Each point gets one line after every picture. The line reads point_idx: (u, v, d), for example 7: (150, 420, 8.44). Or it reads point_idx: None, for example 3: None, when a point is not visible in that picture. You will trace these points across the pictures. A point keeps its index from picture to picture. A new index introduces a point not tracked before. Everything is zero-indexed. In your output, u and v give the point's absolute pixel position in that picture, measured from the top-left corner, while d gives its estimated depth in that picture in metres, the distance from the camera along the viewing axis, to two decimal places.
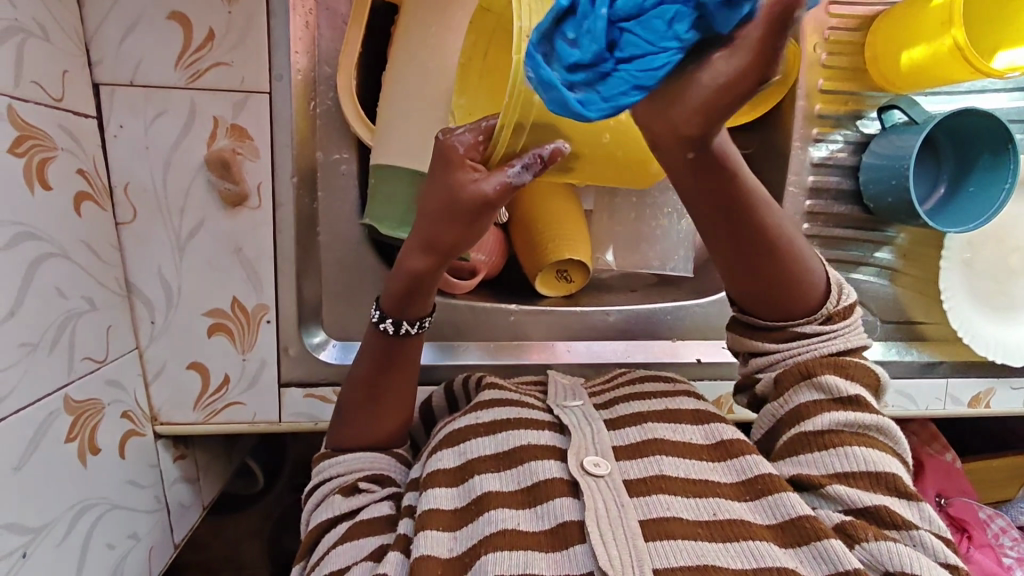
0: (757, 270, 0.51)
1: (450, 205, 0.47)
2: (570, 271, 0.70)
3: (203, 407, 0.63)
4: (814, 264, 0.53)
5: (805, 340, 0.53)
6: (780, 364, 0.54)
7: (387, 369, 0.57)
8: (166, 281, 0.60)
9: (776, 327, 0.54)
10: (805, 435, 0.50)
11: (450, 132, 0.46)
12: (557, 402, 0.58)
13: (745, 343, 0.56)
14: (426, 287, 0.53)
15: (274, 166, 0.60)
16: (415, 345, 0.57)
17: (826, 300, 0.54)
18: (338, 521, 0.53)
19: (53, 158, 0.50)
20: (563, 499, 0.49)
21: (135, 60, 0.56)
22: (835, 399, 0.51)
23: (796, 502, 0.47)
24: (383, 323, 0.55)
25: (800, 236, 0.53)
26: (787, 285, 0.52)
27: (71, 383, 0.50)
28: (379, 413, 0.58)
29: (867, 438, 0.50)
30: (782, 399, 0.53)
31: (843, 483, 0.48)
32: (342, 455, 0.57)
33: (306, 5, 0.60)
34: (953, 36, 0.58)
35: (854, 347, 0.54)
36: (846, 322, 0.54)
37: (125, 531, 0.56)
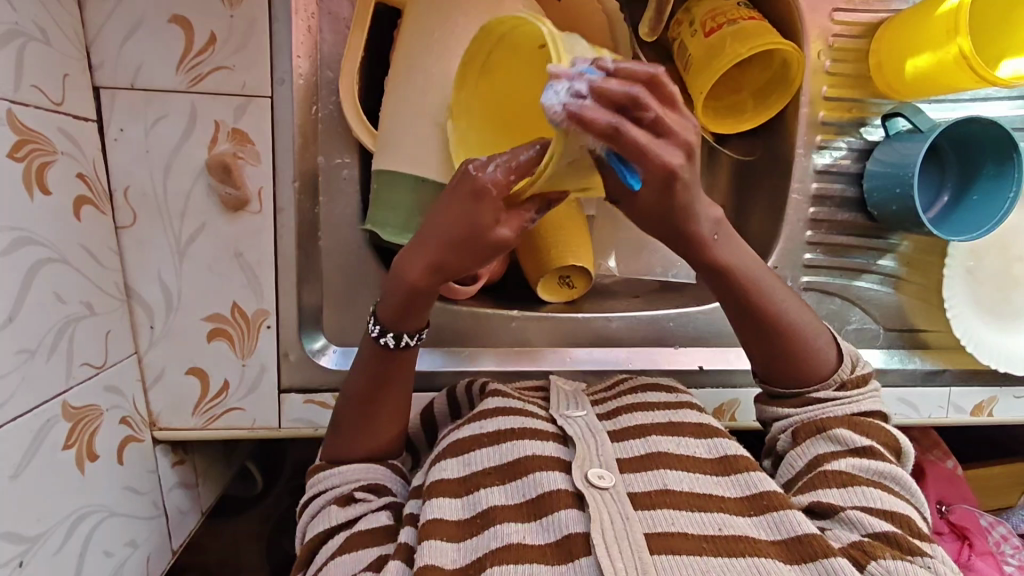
0: (764, 341, 0.56)
1: (467, 239, 0.46)
2: (573, 278, 0.70)
3: (202, 412, 0.62)
4: (823, 336, 0.57)
5: (819, 403, 0.56)
6: (798, 421, 0.56)
7: (379, 381, 0.56)
8: (165, 286, 0.60)
9: (789, 395, 0.57)
10: (824, 474, 0.52)
11: (480, 164, 0.45)
12: (561, 411, 0.58)
13: (766, 412, 0.59)
14: (426, 305, 0.52)
15: (276, 171, 0.59)
16: (409, 360, 0.57)
17: (839, 368, 0.57)
18: (334, 533, 0.53)
19: (53, 162, 0.49)
20: (567, 511, 0.48)
21: (136, 63, 0.55)
22: (851, 449, 0.53)
23: (801, 521, 0.47)
24: (383, 337, 0.54)
25: (812, 315, 0.58)
26: (797, 352, 0.56)
27: (69, 389, 0.50)
28: (373, 422, 0.57)
29: (882, 485, 0.51)
30: (796, 450, 0.55)
31: (861, 512, 0.49)
32: (339, 467, 0.57)
33: (308, 9, 0.60)
34: (959, 43, 0.58)
35: (869, 412, 0.56)
36: (861, 390, 0.57)
37: (123, 538, 0.56)
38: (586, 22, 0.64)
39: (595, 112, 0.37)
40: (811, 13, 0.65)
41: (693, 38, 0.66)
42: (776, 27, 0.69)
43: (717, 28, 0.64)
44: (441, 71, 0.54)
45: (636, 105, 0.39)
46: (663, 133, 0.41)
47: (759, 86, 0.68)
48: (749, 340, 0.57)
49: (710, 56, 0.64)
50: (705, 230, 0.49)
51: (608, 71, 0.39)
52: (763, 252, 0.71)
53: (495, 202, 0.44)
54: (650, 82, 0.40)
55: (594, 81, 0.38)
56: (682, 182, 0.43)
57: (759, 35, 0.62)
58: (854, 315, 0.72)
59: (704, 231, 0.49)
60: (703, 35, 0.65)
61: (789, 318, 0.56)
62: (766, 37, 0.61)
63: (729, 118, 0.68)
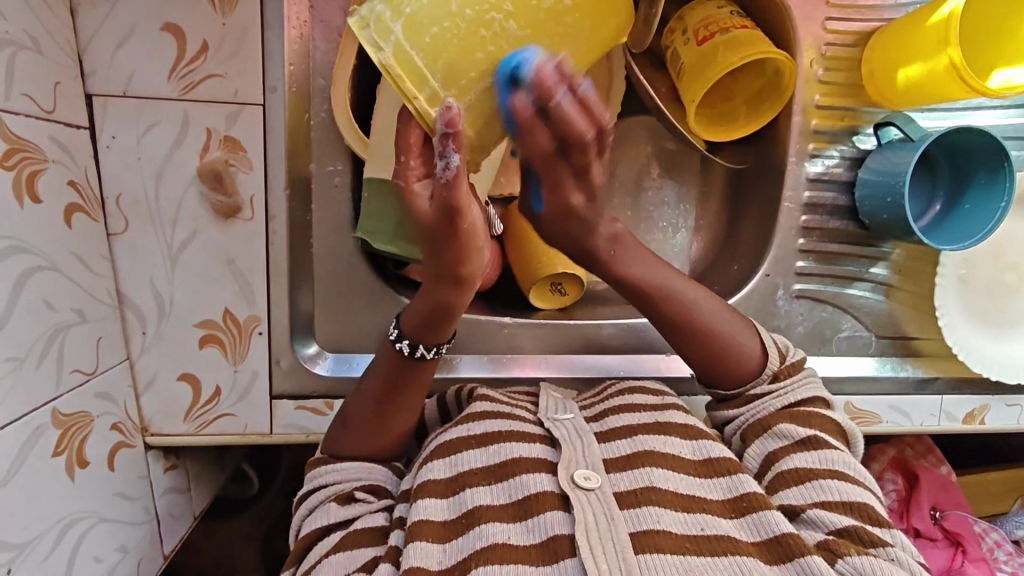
0: (684, 340, 0.59)
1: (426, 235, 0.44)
2: (565, 285, 0.70)
3: (194, 417, 0.63)
4: (743, 333, 0.59)
5: (761, 399, 0.57)
6: (743, 424, 0.57)
7: (398, 387, 0.56)
8: (157, 292, 0.60)
9: (731, 395, 0.59)
10: (781, 474, 0.52)
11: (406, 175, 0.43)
12: (548, 415, 0.57)
13: (716, 417, 0.60)
14: (455, 313, 0.52)
15: (268, 178, 0.59)
16: (428, 369, 0.57)
17: (767, 362, 0.58)
18: (332, 530, 0.53)
19: (43, 170, 0.49)
20: (552, 513, 0.49)
21: (128, 71, 0.56)
22: (796, 442, 0.53)
23: (780, 520, 0.48)
24: (399, 344, 0.55)
25: (728, 308, 0.59)
26: (717, 351, 0.58)
27: (59, 397, 0.50)
28: (382, 424, 0.57)
29: (836, 472, 0.51)
30: (750, 451, 0.55)
31: (821, 508, 0.49)
32: (337, 463, 0.57)
33: (300, 16, 0.60)
34: (949, 54, 0.58)
35: (805, 401, 0.57)
36: (794, 378, 0.58)
37: (113, 543, 0.56)
38: None
39: (540, 130, 0.40)
40: (803, 22, 0.66)
41: (686, 47, 0.66)
42: (769, 35, 0.69)
43: (709, 36, 0.64)
44: None
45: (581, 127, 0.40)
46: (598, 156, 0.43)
47: (752, 93, 0.68)
48: (674, 338, 0.59)
49: (702, 64, 0.64)
50: (608, 255, 0.55)
51: (569, 108, 0.39)
52: (755, 260, 0.71)
53: (418, 179, 0.43)
54: (599, 135, 0.41)
55: (562, 109, 0.38)
56: (578, 216, 0.50)
57: (752, 43, 0.62)
58: (846, 322, 0.72)
59: (613, 257, 0.56)
60: (696, 44, 0.65)
61: (699, 315, 0.58)
62: (759, 46, 0.61)
63: (722, 125, 0.68)
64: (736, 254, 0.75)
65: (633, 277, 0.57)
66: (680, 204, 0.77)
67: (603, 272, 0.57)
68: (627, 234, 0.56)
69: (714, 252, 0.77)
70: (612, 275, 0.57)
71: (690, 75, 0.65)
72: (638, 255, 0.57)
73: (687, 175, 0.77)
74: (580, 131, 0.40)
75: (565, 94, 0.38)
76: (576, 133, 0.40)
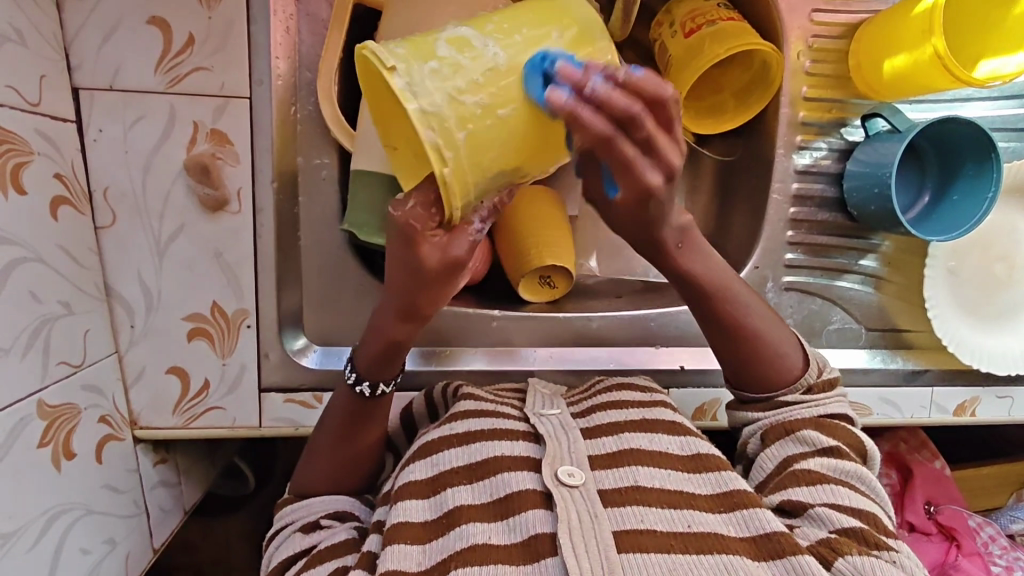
0: (729, 348, 0.57)
1: (418, 276, 0.44)
2: (554, 278, 0.70)
3: (183, 411, 0.63)
4: (789, 345, 0.57)
5: (790, 407, 0.56)
6: (766, 423, 0.56)
7: (357, 422, 0.57)
8: (145, 286, 0.60)
9: (764, 398, 0.57)
10: (795, 472, 0.52)
11: (402, 206, 0.42)
12: (535, 410, 0.58)
13: (736, 416, 0.59)
14: (404, 352, 0.53)
15: (255, 172, 0.60)
16: (386, 404, 0.57)
17: (806, 373, 0.57)
18: (296, 560, 0.54)
19: (29, 162, 0.50)
20: (535, 512, 0.49)
21: (114, 64, 0.56)
22: (818, 450, 0.53)
23: (770, 518, 0.48)
24: (359, 386, 0.55)
25: (781, 325, 0.58)
26: (760, 360, 0.56)
27: (45, 388, 0.50)
28: (345, 460, 0.58)
29: (851, 486, 0.51)
30: (767, 452, 0.55)
31: (830, 508, 0.49)
32: (308, 498, 0.58)
33: (287, 11, 0.60)
34: (934, 44, 0.58)
35: (835, 415, 0.56)
36: (827, 394, 0.57)
37: (101, 536, 0.56)
38: None
39: (593, 118, 0.37)
40: (789, 14, 0.66)
41: (673, 39, 0.66)
42: (756, 27, 0.69)
43: (696, 29, 0.64)
44: None
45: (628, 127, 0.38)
46: (651, 152, 0.40)
47: (740, 86, 0.68)
48: (718, 346, 0.58)
49: (689, 56, 0.64)
50: (674, 248, 0.51)
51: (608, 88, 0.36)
52: (744, 254, 0.72)
53: (432, 233, 0.42)
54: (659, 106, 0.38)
55: (599, 91, 0.36)
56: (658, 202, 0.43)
57: (738, 35, 0.62)
58: (835, 315, 0.72)
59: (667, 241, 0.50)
60: (683, 35, 0.65)
61: (753, 325, 0.56)
62: (746, 37, 0.61)
63: (709, 118, 0.68)
64: (726, 247, 0.75)
65: (698, 274, 0.54)
66: None
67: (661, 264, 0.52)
68: (694, 233, 0.53)
69: None
70: (674, 271, 0.53)
71: (677, 66, 0.65)
72: (703, 255, 0.54)
73: None
74: (629, 108, 0.37)
75: (595, 81, 0.36)
76: (622, 108, 0.37)
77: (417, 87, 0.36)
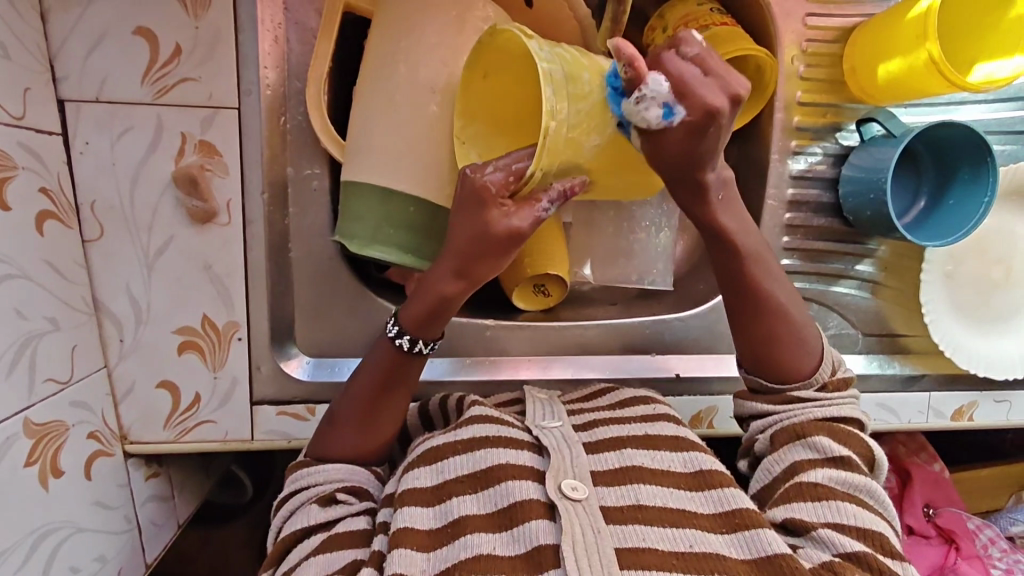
0: (750, 330, 0.57)
1: (480, 240, 0.50)
2: (548, 287, 0.69)
3: (174, 425, 0.62)
4: (810, 329, 0.58)
5: (801, 404, 0.56)
6: (776, 424, 0.56)
7: (391, 383, 0.57)
8: (134, 299, 0.59)
9: (777, 389, 0.57)
10: (801, 484, 0.51)
11: (478, 168, 0.50)
12: (536, 422, 0.57)
13: (744, 406, 0.59)
14: (451, 310, 0.54)
15: (245, 183, 0.59)
16: (418, 366, 0.58)
17: (819, 368, 0.57)
18: (313, 531, 0.53)
19: (13, 177, 0.49)
20: (539, 522, 0.48)
21: (100, 76, 0.55)
22: (827, 458, 0.52)
23: (772, 539, 0.47)
24: (399, 339, 0.56)
25: (802, 307, 0.59)
26: (782, 339, 0.56)
27: (31, 406, 0.50)
28: (371, 428, 0.57)
29: (859, 500, 0.50)
30: (775, 455, 0.54)
31: (834, 528, 0.49)
32: (324, 465, 0.56)
33: (275, 19, 0.59)
34: (929, 48, 0.57)
35: (844, 419, 0.55)
36: (841, 391, 0.57)
37: (92, 553, 0.56)
38: (555, 30, 0.63)
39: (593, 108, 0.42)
40: (783, 19, 0.65)
41: None
42: (750, 32, 0.68)
43: None
44: (408, 82, 0.54)
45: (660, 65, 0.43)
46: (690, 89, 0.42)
47: None
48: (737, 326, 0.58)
49: None
50: (715, 199, 0.51)
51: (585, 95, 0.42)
52: None
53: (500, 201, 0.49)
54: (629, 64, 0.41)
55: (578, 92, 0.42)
56: (717, 126, 0.43)
57: (733, 40, 0.61)
58: (832, 320, 0.71)
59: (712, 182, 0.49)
60: None
61: (778, 302, 0.57)
62: (740, 42, 0.61)
63: None
64: None
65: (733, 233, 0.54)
66: None
67: (701, 213, 0.52)
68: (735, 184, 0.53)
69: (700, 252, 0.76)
70: (709, 221, 0.52)
71: None
72: (736, 209, 0.54)
73: None
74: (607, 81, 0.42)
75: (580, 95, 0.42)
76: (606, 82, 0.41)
77: (544, 53, 0.46)
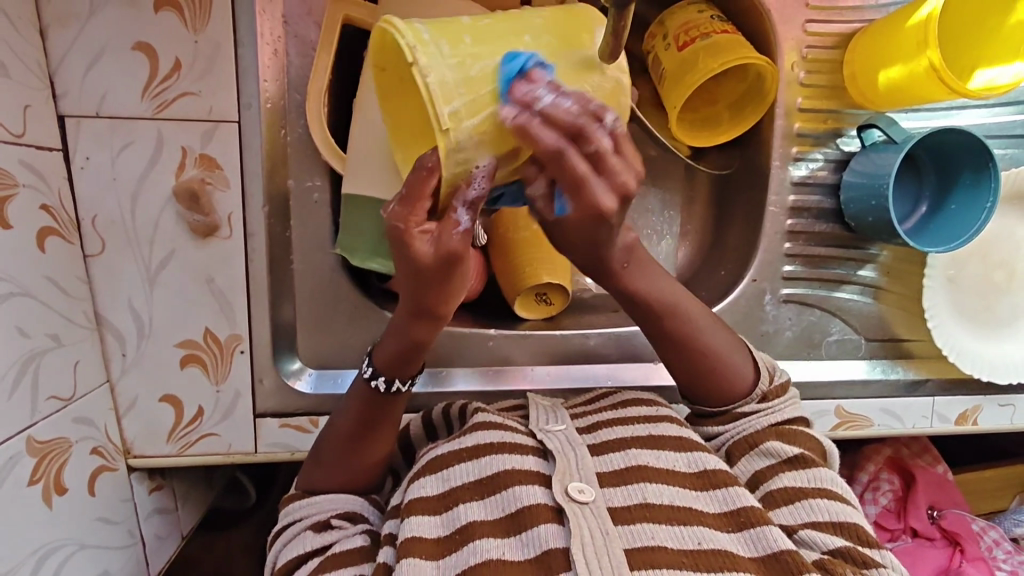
0: (677, 359, 0.57)
1: (418, 277, 0.45)
2: (550, 295, 0.70)
3: (177, 438, 0.62)
4: (740, 357, 0.57)
5: (747, 418, 0.56)
6: (728, 440, 0.56)
7: (371, 424, 0.56)
8: (136, 314, 0.59)
9: (719, 411, 0.57)
10: (768, 494, 0.52)
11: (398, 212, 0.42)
12: (539, 427, 0.57)
13: (696, 430, 0.59)
14: (425, 350, 0.53)
15: (246, 196, 0.59)
16: (399, 404, 0.57)
17: (758, 382, 0.57)
18: (305, 560, 0.53)
19: (14, 195, 0.49)
20: (548, 526, 0.48)
21: (100, 91, 0.55)
22: (784, 460, 0.53)
23: (778, 537, 0.47)
24: (375, 380, 0.55)
25: (724, 329, 0.58)
26: (703, 370, 0.57)
27: (35, 424, 0.49)
28: (354, 460, 0.57)
29: (828, 493, 0.50)
30: (738, 468, 0.55)
31: (812, 528, 0.49)
32: (316, 497, 0.56)
33: (274, 32, 0.59)
34: (928, 57, 0.57)
35: (791, 420, 0.56)
36: (782, 398, 0.57)
37: (96, 569, 0.55)
38: None
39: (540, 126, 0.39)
40: (783, 25, 0.65)
41: (667, 52, 0.65)
42: (750, 39, 0.68)
43: (689, 42, 0.63)
44: None
45: (563, 162, 0.40)
46: (601, 171, 0.41)
47: (734, 98, 0.68)
48: (664, 353, 0.58)
49: (683, 70, 0.63)
50: (620, 267, 0.53)
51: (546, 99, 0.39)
52: (742, 266, 0.71)
53: (419, 226, 0.42)
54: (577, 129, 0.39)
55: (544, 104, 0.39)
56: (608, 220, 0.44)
57: (732, 49, 0.61)
58: (834, 325, 0.71)
59: (642, 288, 0.55)
60: (676, 49, 0.64)
61: (700, 336, 0.56)
62: (739, 51, 0.61)
63: (703, 131, 0.68)
64: (723, 259, 0.74)
65: (639, 292, 0.55)
66: (666, 210, 0.76)
67: (610, 286, 0.54)
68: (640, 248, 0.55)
69: (700, 257, 0.76)
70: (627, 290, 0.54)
71: (670, 80, 0.65)
72: (648, 271, 0.55)
73: (671, 181, 0.76)
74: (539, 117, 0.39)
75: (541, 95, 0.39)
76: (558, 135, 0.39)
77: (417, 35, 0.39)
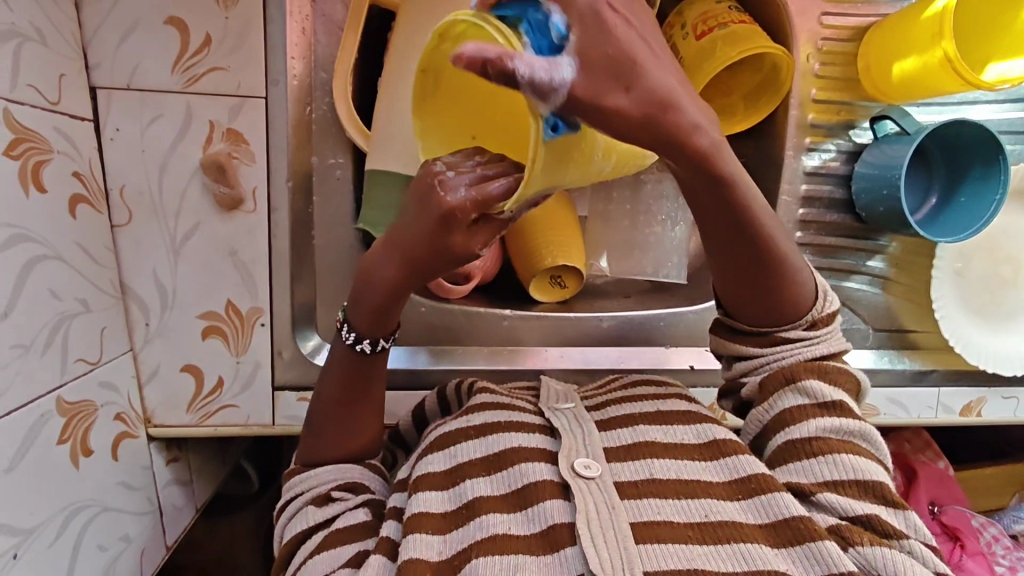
0: (744, 259, 0.52)
1: (444, 251, 0.48)
2: (564, 277, 0.71)
3: (197, 409, 0.63)
4: (807, 276, 0.55)
5: (790, 344, 0.55)
6: (764, 367, 0.56)
7: (358, 388, 0.58)
8: (160, 284, 0.60)
9: (759, 333, 0.56)
10: (792, 443, 0.52)
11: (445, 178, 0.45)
12: (548, 404, 0.58)
13: (728, 347, 0.58)
14: (400, 305, 0.54)
15: (271, 171, 0.60)
16: (382, 363, 0.58)
17: (812, 308, 0.55)
18: (312, 533, 0.54)
19: (49, 160, 0.50)
20: (554, 502, 0.49)
21: (132, 64, 0.56)
22: (818, 403, 0.52)
23: (790, 502, 0.48)
24: (360, 344, 0.56)
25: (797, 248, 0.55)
26: (778, 281, 0.53)
27: (64, 385, 0.51)
28: (348, 428, 0.58)
29: (852, 446, 0.51)
30: (764, 405, 0.55)
31: (833, 490, 0.49)
32: (317, 467, 0.58)
33: (303, 10, 0.61)
34: (943, 47, 0.58)
35: (833, 352, 0.56)
36: (830, 327, 0.56)
37: (117, 533, 0.56)
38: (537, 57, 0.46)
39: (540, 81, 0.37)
40: (800, 17, 0.66)
41: (685, 41, 0.66)
42: (766, 30, 0.70)
43: (708, 31, 0.64)
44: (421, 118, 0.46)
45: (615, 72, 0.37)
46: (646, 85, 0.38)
47: (749, 88, 0.69)
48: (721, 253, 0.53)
49: (700, 58, 0.64)
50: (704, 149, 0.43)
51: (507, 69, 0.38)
52: None
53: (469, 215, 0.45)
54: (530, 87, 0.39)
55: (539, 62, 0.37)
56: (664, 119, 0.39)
57: (749, 38, 0.62)
58: (843, 315, 0.72)
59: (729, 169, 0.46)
60: (695, 38, 0.65)
61: (775, 241, 0.52)
62: (757, 40, 0.62)
63: (718, 120, 0.69)
64: None
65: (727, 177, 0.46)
66: None
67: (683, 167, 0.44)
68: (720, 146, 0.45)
69: None
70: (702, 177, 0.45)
71: (688, 68, 0.66)
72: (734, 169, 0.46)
73: None
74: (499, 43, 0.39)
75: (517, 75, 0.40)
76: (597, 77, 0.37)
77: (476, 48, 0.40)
